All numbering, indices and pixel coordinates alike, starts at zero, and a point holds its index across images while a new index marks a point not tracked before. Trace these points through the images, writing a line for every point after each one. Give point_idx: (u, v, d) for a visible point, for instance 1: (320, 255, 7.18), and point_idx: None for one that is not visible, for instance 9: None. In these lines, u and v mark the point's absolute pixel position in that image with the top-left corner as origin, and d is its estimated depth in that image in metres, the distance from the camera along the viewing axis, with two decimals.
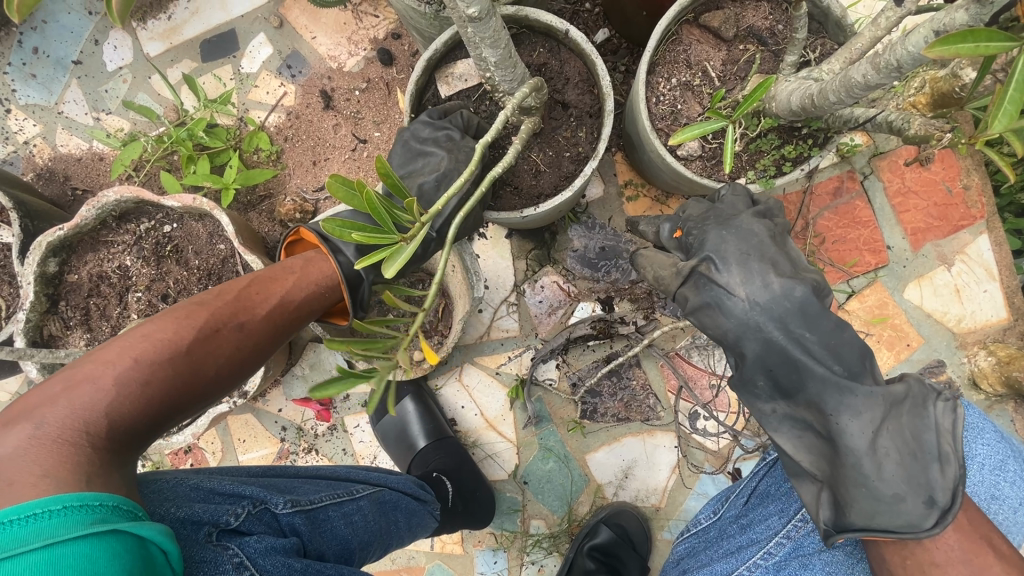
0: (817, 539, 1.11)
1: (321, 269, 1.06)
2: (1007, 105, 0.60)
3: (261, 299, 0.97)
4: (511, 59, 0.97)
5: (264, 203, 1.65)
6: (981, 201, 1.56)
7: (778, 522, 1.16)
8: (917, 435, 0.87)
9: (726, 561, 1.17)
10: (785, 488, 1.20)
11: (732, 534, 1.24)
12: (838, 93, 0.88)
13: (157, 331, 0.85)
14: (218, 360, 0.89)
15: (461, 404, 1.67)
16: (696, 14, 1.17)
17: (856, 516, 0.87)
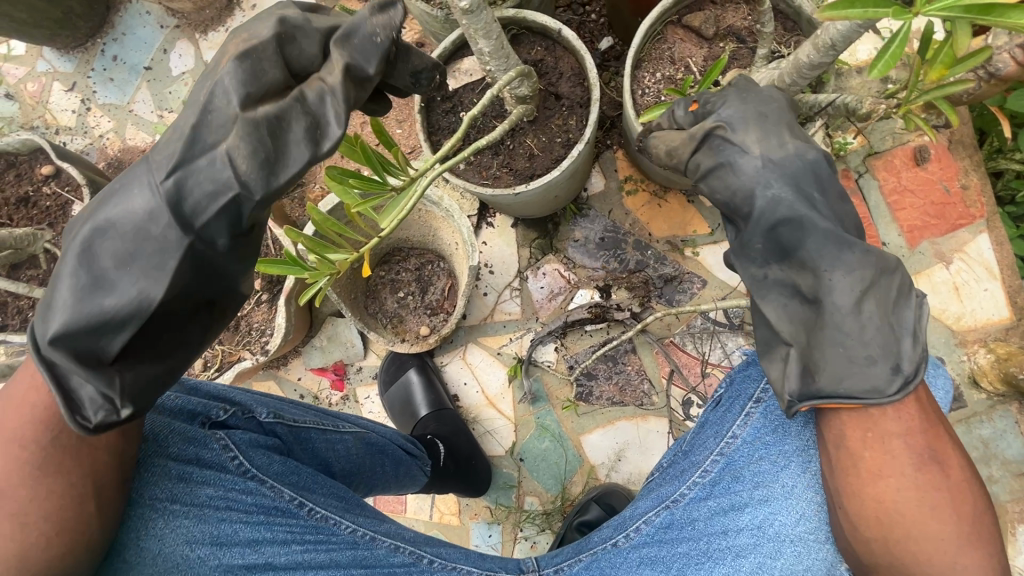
0: (748, 452, 1.03)
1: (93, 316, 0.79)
2: (885, 56, 0.73)
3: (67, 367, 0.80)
4: (504, 50, 1.11)
5: (296, 191, 1.84)
6: (980, 201, 1.58)
7: (712, 441, 1.07)
8: (898, 310, 0.84)
9: (669, 484, 1.10)
10: (720, 408, 1.10)
11: (678, 460, 1.15)
12: (792, 75, 0.98)
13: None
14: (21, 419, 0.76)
15: (464, 381, 1.78)
16: (680, 16, 1.28)
17: (825, 379, 0.85)
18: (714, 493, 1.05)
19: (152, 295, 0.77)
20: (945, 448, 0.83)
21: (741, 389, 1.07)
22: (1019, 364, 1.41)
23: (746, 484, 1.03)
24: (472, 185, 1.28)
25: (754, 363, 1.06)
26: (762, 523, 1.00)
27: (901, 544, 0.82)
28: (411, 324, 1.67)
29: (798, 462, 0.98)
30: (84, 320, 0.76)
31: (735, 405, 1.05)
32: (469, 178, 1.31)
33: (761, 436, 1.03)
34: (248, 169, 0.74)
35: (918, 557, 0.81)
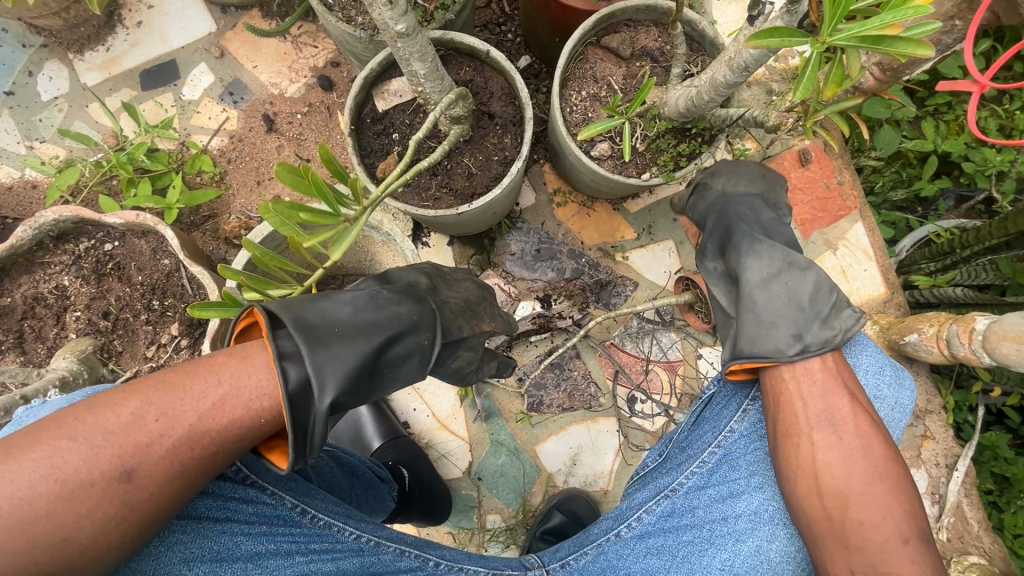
0: (744, 444, 1.13)
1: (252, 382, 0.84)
2: (805, 79, 0.82)
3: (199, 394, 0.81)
4: (438, 72, 1.11)
5: (208, 223, 1.70)
6: (853, 194, 1.83)
7: (709, 435, 1.16)
8: (812, 300, 1.05)
9: (667, 475, 1.17)
10: (716, 401, 1.19)
11: (672, 454, 1.22)
12: (708, 93, 1.08)
13: (116, 402, 0.78)
14: (194, 405, 0.80)
15: (413, 407, 1.73)
16: (598, 37, 1.36)
17: (744, 342, 1.05)
18: (711, 482, 1.13)
19: (370, 347, 0.89)
20: (847, 411, 0.98)
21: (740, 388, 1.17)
22: (899, 331, 1.65)
23: (743, 472, 1.12)
24: (413, 207, 1.25)
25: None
26: (758, 508, 1.10)
27: (806, 497, 0.97)
28: None
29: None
30: (348, 329, 0.90)
31: (733, 401, 1.16)
32: (409, 200, 1.30)
33: (756, 429, 1.13)
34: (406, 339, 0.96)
35: (827, 506, 0.94)
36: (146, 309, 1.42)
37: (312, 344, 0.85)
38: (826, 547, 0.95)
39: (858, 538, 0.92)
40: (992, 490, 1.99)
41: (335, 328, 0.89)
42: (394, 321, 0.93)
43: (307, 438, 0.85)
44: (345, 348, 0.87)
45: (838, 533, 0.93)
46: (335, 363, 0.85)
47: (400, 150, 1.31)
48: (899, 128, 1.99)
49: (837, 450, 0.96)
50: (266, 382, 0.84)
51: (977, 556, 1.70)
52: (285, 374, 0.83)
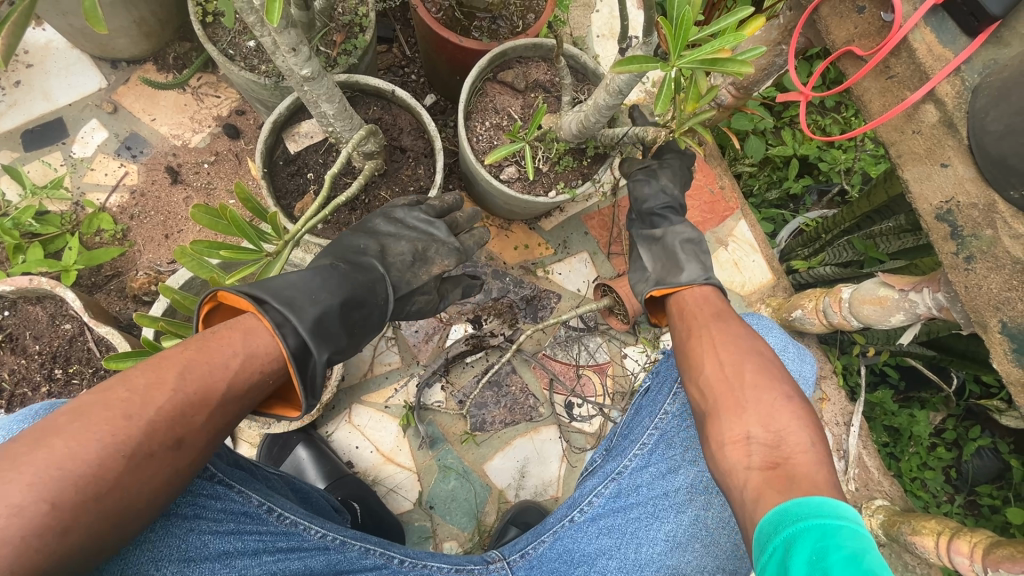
0: (678, 424, 1.24)
1: (267, 347, 0.91)
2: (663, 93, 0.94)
3: (223, 363, 0.85)
4: (347, 111, 1.17)
5: (112, 283, 1.61)
6: (734, 196, 2.09)
7: (648, 419, 1.27)
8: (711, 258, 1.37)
9: (613, 460, 1.26)
10: (653, 390, 1.31)
11: (617, 442, 1.32)
12: (594, 116, 1.22)
13: (151, 377, 0.80)
14: (226, 373, 0.85)
15: (355, 444, 1.70)
16: (494, 74, 1.49)
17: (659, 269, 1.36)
18: (652, 461, 1.23)
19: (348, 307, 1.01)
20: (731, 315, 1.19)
21: (670, 371, 1.28)
22: (787, 310, 1.87)
23: (681, 449, 1.22)
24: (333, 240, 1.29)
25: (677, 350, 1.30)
26: (694, 480, 1.22)
27: (709, 368, 1.08)
28: None
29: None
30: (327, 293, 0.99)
31: (665, 386, 1.27)
32: (330, 235, 1.33)
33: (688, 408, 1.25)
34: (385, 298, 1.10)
35: (730, 382, 1.04)
36: (47, 380, 1.31)
37: (300, 311, 0.93)
38: (723, 417, 1.01)
39: (753, 398, 1.00)
40: (888, 442, 2.26)
41: (309, 292, 0.96)
42: (358, 284, 1.05)
43: (310, 387, 0.96)
44: (321, 313, 0.96)
45: (735, 400, 1.01)
46: (324, 324, 0.96)
47: (316, 189, 1.35)
48: (762, 137, 2.31)
49: (730, 343, 1.10)
50: (271, 347, 0.91)
51: (882, 500, 1.93)
52: (284, 339, 0.90)
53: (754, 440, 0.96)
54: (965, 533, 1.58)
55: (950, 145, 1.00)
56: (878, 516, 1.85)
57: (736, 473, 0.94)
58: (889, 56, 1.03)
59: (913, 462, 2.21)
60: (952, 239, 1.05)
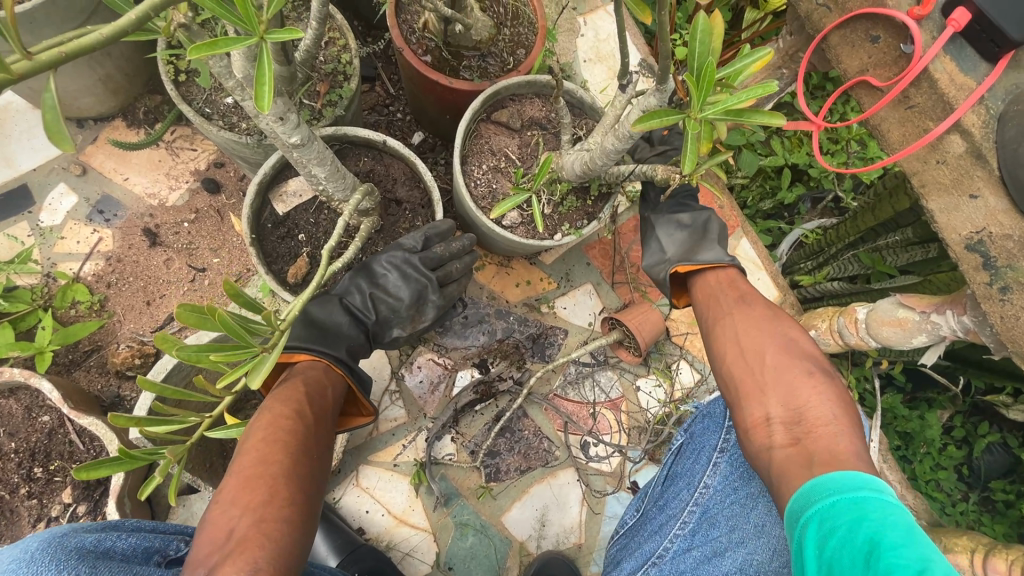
0: (719, 499, 1.16)
1: (321, 382, 1.00)
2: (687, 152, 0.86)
3: (309, 397, 0.95)
4: (340, 172, 1.09)
5: (92, 358, 1.50)
6: (734, 214, 2.05)
7: (687, 493, 1.21)
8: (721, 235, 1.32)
9: (653, 540, 1.21)
10: (689, 461, 1.26)
11: (654, 514, 1.28)
12: (602, 159, 1.16)
13: (274, 424, 0.88)
14: (315, 402, 0.96)
15: (365, 509, 1.60)
16: (488, 113, 1.42)
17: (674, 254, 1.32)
18: (695, 542, 1.16)
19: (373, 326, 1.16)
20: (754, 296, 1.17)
21: (705, 440, 1.25)
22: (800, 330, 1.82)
23: (724, 529, 1.14)
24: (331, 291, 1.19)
25: (711, 417, 1.27)
26: (744, 564, 1.09)
27: (730, 358, 1.09)
28: None
29: (764, 503, 1.14)
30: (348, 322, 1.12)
31: (701, 457, 1.22)
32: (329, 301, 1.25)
33: (729, 482, 1.17)
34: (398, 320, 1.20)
35: (750, 366, 1.05)
36: (26, 481, 1.21)
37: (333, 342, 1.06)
38: (747, 401, 1.01)
39: (772, 380, 1.01)
40: (901, 446, 2.22)
41: (312, 336, 1.04)
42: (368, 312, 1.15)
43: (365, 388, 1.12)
44: (331, 355, 1.03)
45: (756, 384, 1.02)
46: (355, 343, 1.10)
47: (309, 251, 1.26)
48: (755, 149, 2.29)
49: (748, 326, 1.10)
50: (322, 378, 1.01)
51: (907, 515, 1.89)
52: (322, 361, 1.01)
53: (775, 420, 0.96)
54: (1001, 551, 1.55)
55: (979, 175, 0.97)
56: None
57: (762, 452, 0.94)
58: (908, 86, 0.98)
59: (927, 465, 2.17)
60: (983, 269, 1.00)
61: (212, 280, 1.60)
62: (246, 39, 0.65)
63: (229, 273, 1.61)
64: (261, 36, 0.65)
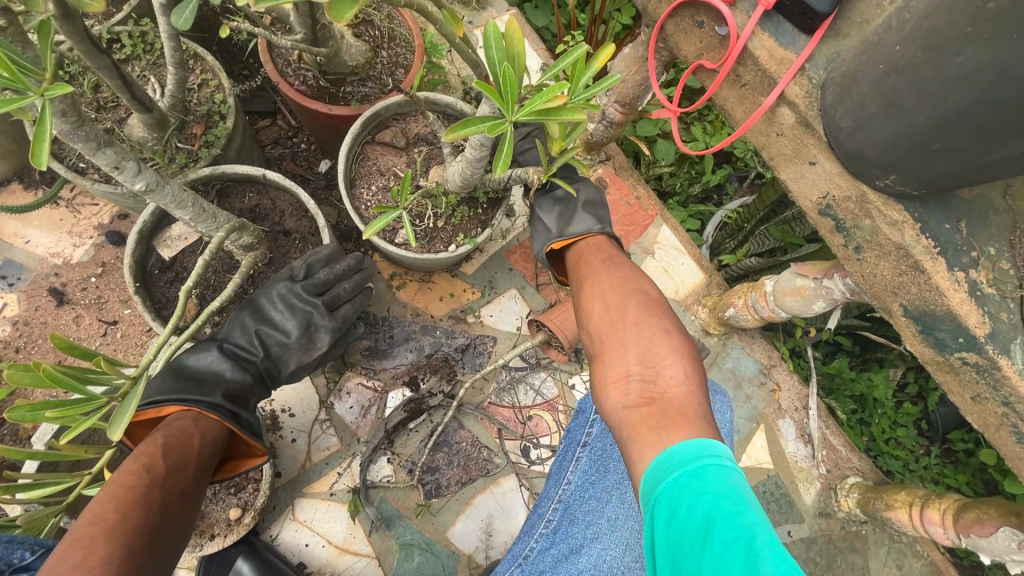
0: (582, 494, 1.12)
1: (192, 430, 0.95)
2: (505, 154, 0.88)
3: (165, 448, 0.89)
4: (207, 211, 1.10)
5: (5, 426, 1.48)
6: (652, 203, 2.08)
7: (555, 491, 1.16)
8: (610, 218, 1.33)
9: (521, 542, 1.13)
10: (562, 460, 1.23)
11: (535, 519, 1.22)
12: (471, 167, 1.18)
13: (116, 481, 0.82)
14: (177, 453, 0.90)
15: (305, 542, 1.59)
16: (372, 135, 1.44)
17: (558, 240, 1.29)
18: (557, 541, 1.08)
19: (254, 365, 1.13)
20: (622, 263, 1.21)
21: (574, 436, 1.23)
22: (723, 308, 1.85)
23: (584, 527, 1.09)
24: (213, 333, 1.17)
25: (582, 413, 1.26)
26: (597, 561, 1.05)
27: (596, 317, 1.10)
28: (216, 514, 1.47)
29: (619, 496, 1.13)
30: (226, 363, 1.09)
31: (568, 453, 1.19)
32: None
33: (590, 477, 1.14)
34: (281, 350, 1.17)
35: (613, 320, 1.07)
36: None
37: (207, 387, 1.03)
38: (608, 355, 1.02)
39: (633, 335, 1.03)
40: (856, 409, 2.23)
41: (184, 386, 1.00)
42: (249, 348, 1.14)
43: (249, 427, 1.08)
44: (207, 401, 1.00)
45: (616, 339, 1.04)
46: (234, 385, 1.07)
47: (199, 292, 1.26)
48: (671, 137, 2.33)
49: (610, 287, 1.13)
50: (195, 423, 0.97)
51: (855, 477, 1.90)
52: (197, 406, 0.98)
53: (633, 376, 0.96)
54: (935, 501, 1.57)
55: (812, 143, 0.98)
56: (853, 495, 1.82)
57: (616, 412, 0.93)
58: (737, 65, 1.02)
59: (880, 424, 2.19)
60: (837, 232, 1.05)
61: (125, 331, 1.59)
62: (24, 98, 0.66)
63: (142, 323, 1.60)
64: (38, 94, 0.66)
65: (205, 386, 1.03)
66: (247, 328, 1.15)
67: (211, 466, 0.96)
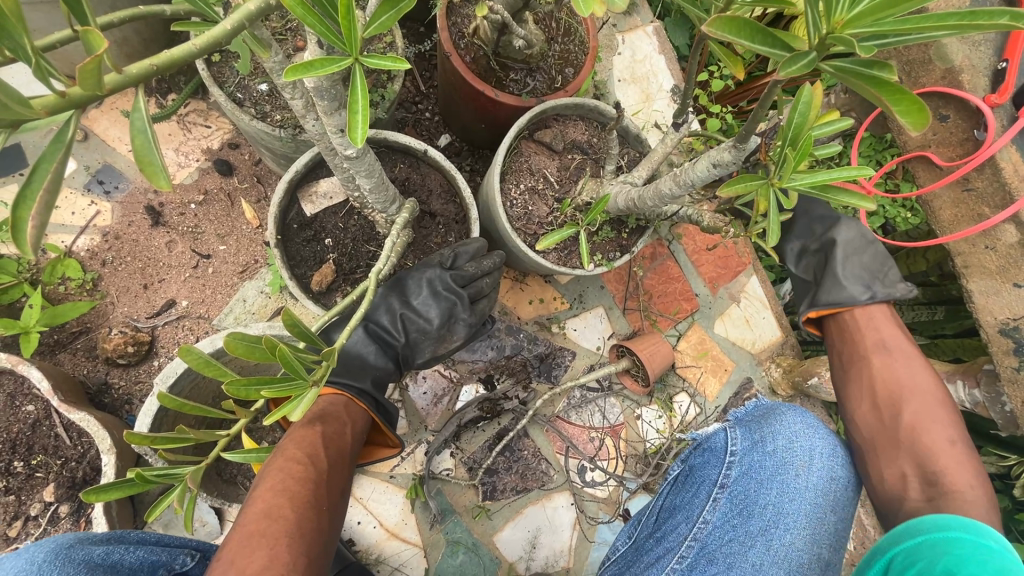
0: (716, 535, 1.21)
1: (340, 420, 0.98)
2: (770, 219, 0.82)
3: (322, 442, 0.92)
4: (385, 184, 1.03)
5: (79, 341, 1.40)
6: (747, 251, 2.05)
7: (684, 528, 1.25)
8: (886, 279, 1.24)
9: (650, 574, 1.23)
10: (688, 497, 1.30)
11: (647, 547, 1.31)
12: (653, 200, 1.13)
13: (283, 473, 0.85)
14: (330, 447, 0.93)
15: (357, 520, 1.56)
16: (531, 131, 1.38)
17: (821, 295, 1.23)
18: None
19: (393, 349, 1.16)
20: (902, 347, 1.18)
21: (706, 475, 1.29)
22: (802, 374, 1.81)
23: (722, 565, 1.17)
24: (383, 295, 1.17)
25: (711, 452, 1.32)
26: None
27: (865, 407, 1.17)
28: None
29: (762, 541, 1.17)
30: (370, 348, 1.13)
31: (702, 492, 1.26)
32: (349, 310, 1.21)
33: (728, 519, 1.22)
34: (419, 338, 1.17)
35: (885, 420, 1.13)
36: (4, 474, 1.13)
37: (352, 373, 1.09)
38: (883, 458, 1.13)
39: (908, 440, 1.09)
40: None
41: (336, 370, 1.07)
42: (389, 333, 1.15)
43: (386, 409, 1.14)
44: (356, 388, 1.05)
45: (890, 438, 1.12)
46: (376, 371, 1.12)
47: (336, 258, 1.20)
48: None
49: (893, 375, 1.15)
50: (342, 409, 1.01)
51: None
52: (347, 397, 1.03)
53: (912, 478, 1.07)
54: None
55: None
56: None
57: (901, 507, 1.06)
58: None
59: None
60: None
61: (216, 268, 1.51)
62: (340, 59, 0.59)
63: (236, 263, 1.52)
64: (356, 59, 0.59)
65: (355, 375, 1.09)
66: (387, 313, 1.15)
67: (354, 458, 1.00)
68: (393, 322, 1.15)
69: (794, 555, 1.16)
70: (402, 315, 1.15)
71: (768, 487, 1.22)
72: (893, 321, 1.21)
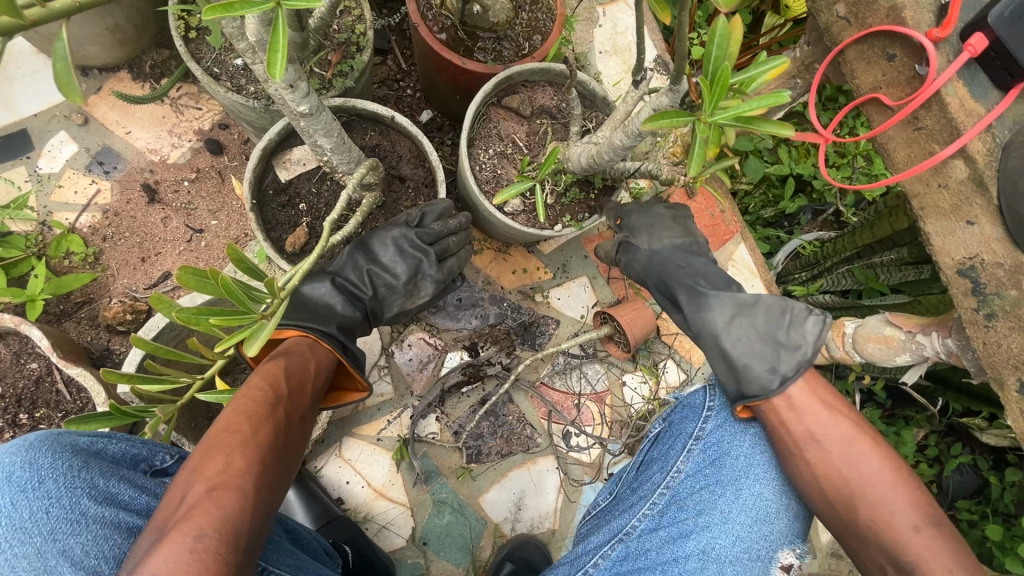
0: (689, 484, 1.24)
1: (305, 356, 1.04)
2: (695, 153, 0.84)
3: (286, 371, 0.98)
4: (346, 144, 1.09)
5: (83, 310, 1.50)
6: (734, 219, 2.04)
7: (659, 476, 1.29)
8: (784, 331, 1.16)
9: (621, 518, 1.27)
10: (664, 448, 1.33)
11: (625, 496, 1.35)
12: (608, 153, 1.16)
13: (244, 394, 0.91)
14: (294, 376, 0.99)
15: (345, 480, 1.64)
16: (499, 98, 1.41)
17: (732, 384, 1.18)
18: (664, 522, 1.23)
19: (363, 299, 1.19)
20: (850, 426, 1.09)
21: (683, 428, 1.31)
22: None
23: (692, 511, 1.22)
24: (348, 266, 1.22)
25: (689, 407, 1.33)
26: (706, 546, 1.18)
27: (818, 496, 1.09)
28: None
29: (732, 490, 1.21)
30: (340, 295, 1.17)
31: (677, 443, 1.29)
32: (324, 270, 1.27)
33: (702, 469, 1.25)
34: (396, 291, 1.22)
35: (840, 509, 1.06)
36: (12, 426, 1.23)
37: (320, 317, 1.12)
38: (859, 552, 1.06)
39: (869, 528, 1.03)
40: None
41: (305, 315, 1.11)
42: (358, 283, 1.19)
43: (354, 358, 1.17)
44: (322, 330, 1.09)
45: (857, 531, 1.05)
46: (345, 317, 1.15)
47: (309, 221, 1.26)
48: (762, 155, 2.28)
49: (843, 470, 1.06)
50: (309, 348, 1.06)
51: None
52: (313, 334, 1.07)
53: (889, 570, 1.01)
54: None
55: (978, 203, 0.98)
56: None
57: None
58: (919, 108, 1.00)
59: None
60: (972, 294, 1.03)
61: (209, 242, 1.59)
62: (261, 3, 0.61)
63: (227, 237, 1.60)
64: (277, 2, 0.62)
65: (322, 317, 1.12)
66: (358, 264, 1.20)
67: (322, 390, 1.05)
68: (362, 273, 1.19)
69: (761, 503, 1.20)
70: (370, 267, 1.20)
71: (742, 438, 1.24)
72: (824, 390, 1.13)
